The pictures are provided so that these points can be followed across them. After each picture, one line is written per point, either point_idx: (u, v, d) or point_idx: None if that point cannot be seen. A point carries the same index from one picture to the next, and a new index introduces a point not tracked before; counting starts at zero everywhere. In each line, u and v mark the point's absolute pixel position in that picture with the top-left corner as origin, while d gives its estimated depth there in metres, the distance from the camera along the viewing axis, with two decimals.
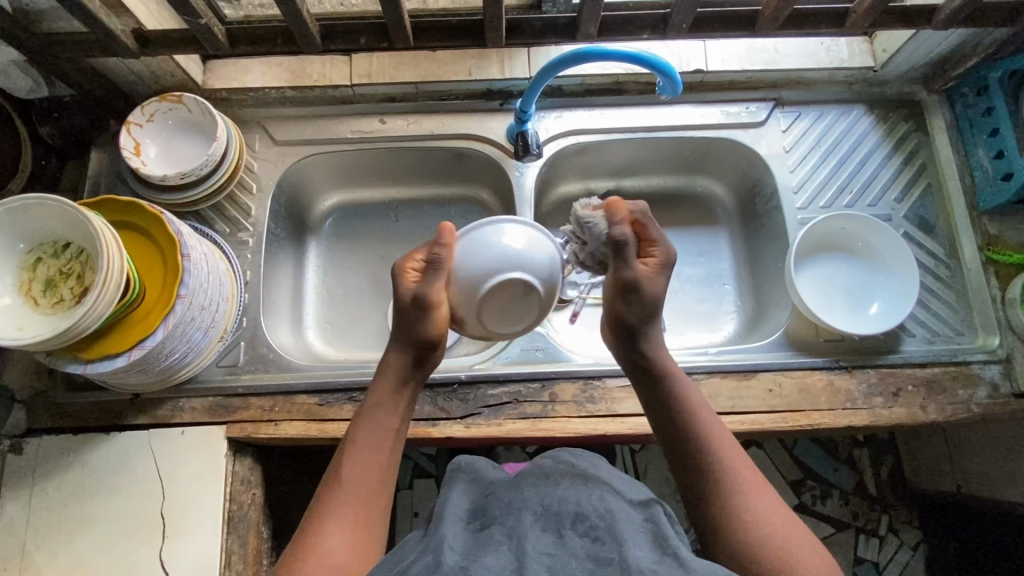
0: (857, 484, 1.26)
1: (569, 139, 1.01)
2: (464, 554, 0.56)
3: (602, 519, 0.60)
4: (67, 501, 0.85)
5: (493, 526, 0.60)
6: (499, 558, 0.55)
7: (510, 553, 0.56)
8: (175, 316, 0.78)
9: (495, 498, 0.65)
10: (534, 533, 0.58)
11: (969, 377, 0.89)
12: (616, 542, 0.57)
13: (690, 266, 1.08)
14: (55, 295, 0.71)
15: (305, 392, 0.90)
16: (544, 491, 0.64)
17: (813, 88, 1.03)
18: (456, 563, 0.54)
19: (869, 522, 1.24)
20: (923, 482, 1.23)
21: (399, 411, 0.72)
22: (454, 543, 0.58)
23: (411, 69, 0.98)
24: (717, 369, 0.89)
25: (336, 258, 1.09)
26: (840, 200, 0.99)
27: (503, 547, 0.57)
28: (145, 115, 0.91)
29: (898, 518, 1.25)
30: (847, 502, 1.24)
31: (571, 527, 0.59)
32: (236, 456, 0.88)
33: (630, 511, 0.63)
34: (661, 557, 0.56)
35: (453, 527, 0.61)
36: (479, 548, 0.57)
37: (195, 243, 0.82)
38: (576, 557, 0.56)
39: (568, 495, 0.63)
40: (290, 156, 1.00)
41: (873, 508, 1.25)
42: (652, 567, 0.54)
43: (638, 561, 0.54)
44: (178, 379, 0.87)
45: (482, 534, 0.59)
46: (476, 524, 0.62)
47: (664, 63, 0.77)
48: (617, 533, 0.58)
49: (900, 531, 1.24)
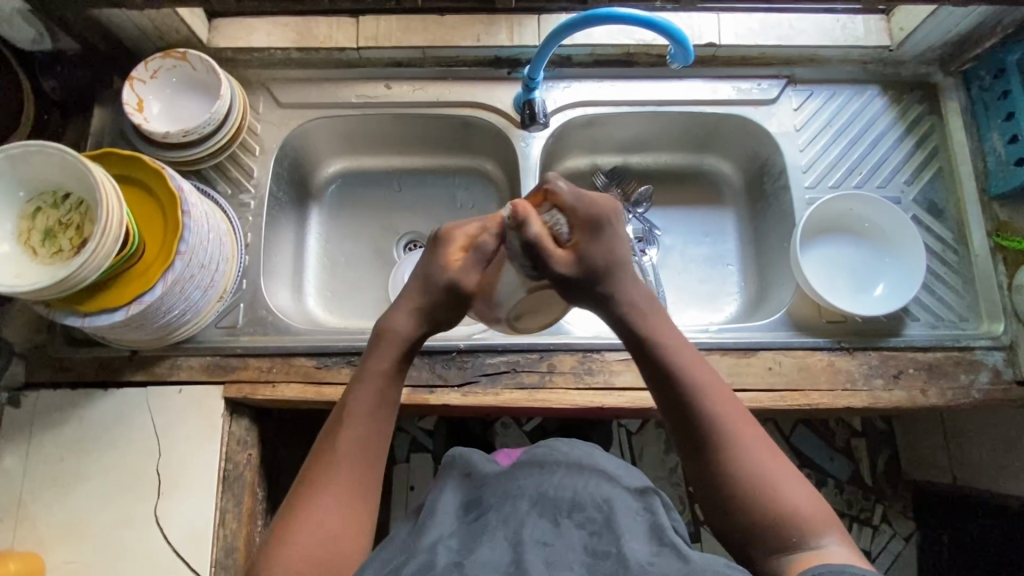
0: (852, 473, 1.26)
1: (578, 111, 1.00)
2: (459, 548, 0.58)
3: (599, 511, 0.62)
4: (64, 455, 0.85)
5: (489, 514, 0.63)
6: (495, 546, 0.58)
7: (506, 544, 0.58)
8: (175, 272, 0.77)
9: (490, 488, 0.67)
10: (532, 521, 0.60)
11: (971, 363, 0.89)
12: (613, 534, 0.58)
13: (694, 245, 1.07)
14: (54, 246, 0.71)
15: (303, 355, 0.89)
16: (540, 479, 0.65)
17: (827, 66, 1.01)
18: (449, 563, 0.55)
19: (863, 510, 1.24)
20: (919, 473, 1.23)
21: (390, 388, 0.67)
22: (449, 539, 0.60)
23: (420, 33, 0.96)
24: (717, 346, 0.89)
25: (337, 226, 1.08)
26: (849, 181, 0.97)
27: (500, 533, 0.59)
28: (149, 71, 0.90)
29: (892, 508, 1.25)
30: (841, 490, 1.24)
31: (567, 516, 0.61)
32: (233, 417, 0.88)
33: (626, 497, 0.65)
34: (659, 550, 0.57)
35: (449, 521, 0.63)
36: (475, 538, 0.59)
37: (196, 201, 0.81)
38: (574, 549, 0.58)
39: (566, 482, 0.65)
40: (294, 119, 0.99)
41: (868, 497, 1.25)
42: (649, 560, 0.55)
43: (636, 556, 0.55)
44: (176, 337, 0.87)
45: (478, 526, 0.61)
46: (471, 516, 0.64)
47: (677, 30, 0.75)
48: (614, 526, 0.59)
49: (893, 520, 1.24)
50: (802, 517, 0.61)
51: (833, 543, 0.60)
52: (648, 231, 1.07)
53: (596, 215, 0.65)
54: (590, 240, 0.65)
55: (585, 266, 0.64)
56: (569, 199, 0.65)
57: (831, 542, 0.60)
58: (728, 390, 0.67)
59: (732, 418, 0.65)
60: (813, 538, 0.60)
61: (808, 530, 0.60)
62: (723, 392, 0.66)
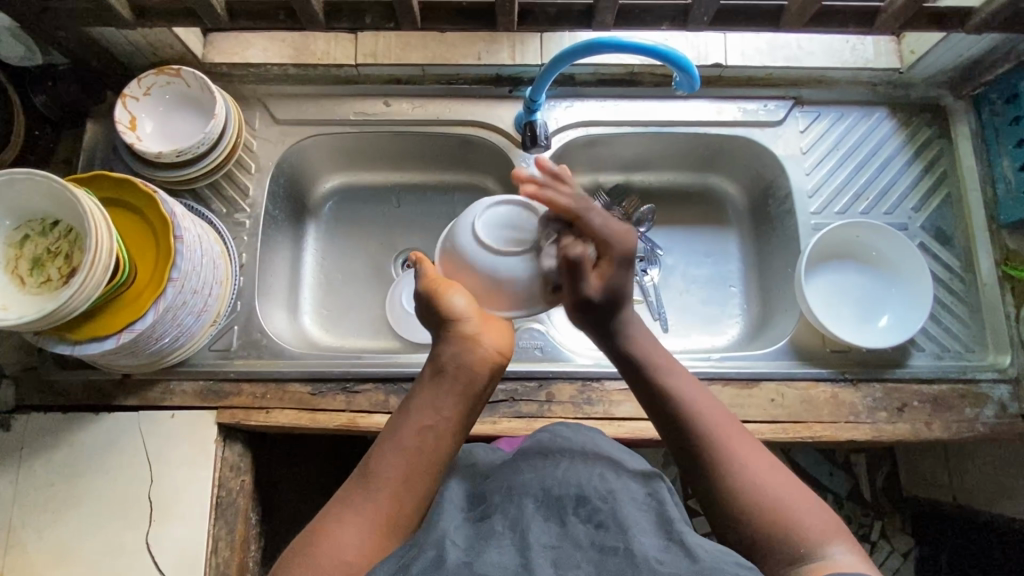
0: (852, 489, 1.25)
1: (579, 130, 0.98)
2: (466, 550, 0.51)
3: (605, 503, 0.55)
4: (55, 480, 0.84)
5: (493, 513, 0.56)
6: (502, 553, 0.51)
7: (513, 547, 0.51)
8: (166, 299, 0.75)
9: (493, 483, 0.60)
10: (536, 523, 0.53)
11: (977, 396, 0.87)
12: (620, 529, 0.52)
13: (696, 266, 1.06)
14: (42, 274, 0.69)
15: (298, 380, 0.88)
16: (542, 471, 0.59)
17: (836, 88, 0.98)
18: (460, 560, 0.50)
19: (862, 527, 1.24)
20: (918, 490, 1.23)
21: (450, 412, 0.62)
22: (455, 538, 0.53)
23: (419, 51, 0.95)
24: (719, 376, 0.87)
25: (335, 242, 1.06)
26: (855, 207, 0.96)
27: (506, 541, 0.52)
28: (142, 88, 0.88)
29: (891, 524, 1.24)
30: (841, 505, 1.24)
31: (573, 512, 0.54)
32: (226, 442, 0.87)
33: (633, 487, 0.58)
34: (668, 544, 0.51)
35: (453, 518, 0.56)
36: (481, 538, 0.53)
37: (189, 225, 0.79)
38: (581, 548, 0.51)
39: (570, 475, 0.58)
40: (291, 137, 0.97)
41: (866, 513, 1.24)
42: (658, 558, 0.49)
43: (644, 552, 0.50)
44: (169, 361, 0.85)
45: (483, 526, 0.54)
46: (475, 514, 0.57)
47: (682, 58, 0.73)
48: (621, 519, 0.53)
49: (891, 536, 1.24)
50: (805, 526, 0.57)
51: (844, 552, 0.55)
52: (650, 251, 1.04)
53: (627, 251, 0.63)
54: (619, 272, 0.64)
55: (611, 291, 0.64)
56: (601, 232, 0.62)
57: (842, 552, 0.55)
58: (714, 401, 0.66)
59: (721, 429, 0.64)
60: (823, 549, 0.55)
61: (815, 540, 0.56)
62: (709, 405, 0.65)
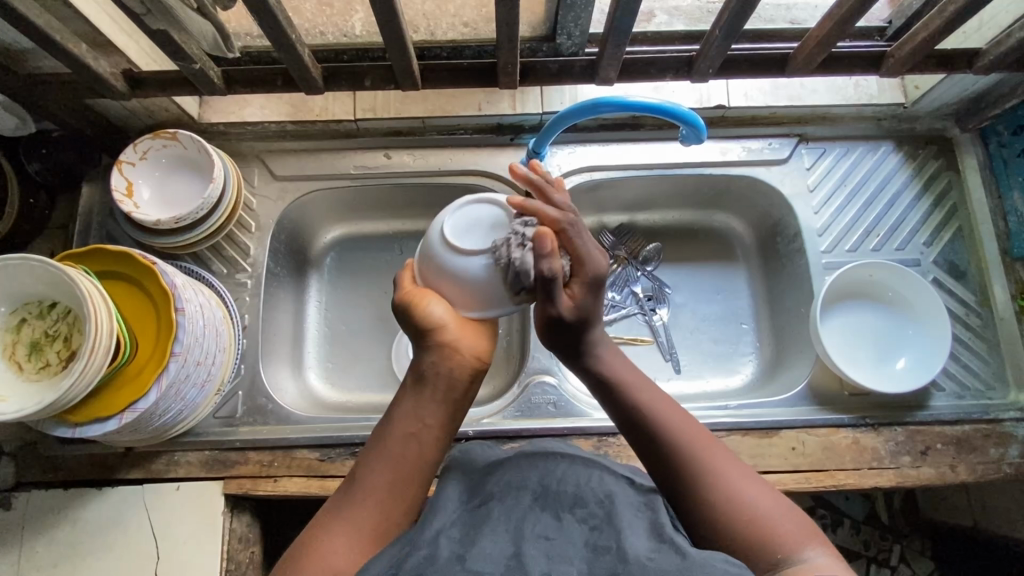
0: (869, 512, 1.14)
1: (584, 175, 0.96)
2: (459, 541, 0.50)
3: (601, 506, 0.53)
4: (57, 560, 0.81)
5: (491, 503, 0.54)
6: (496, 540, 0.49)
7: (507, 535, 0.50)
8: (169, 375, 0.73)
9: (491, 478, 0.58)
10: (530, 517, 0.52)
11: (1000, 436, 0.85)
12: (614, 529, 0.50)
13: (707, 303, 1.03)
14: (41, 360, 0.67)
15: (305, 447, 0.86)
16: (543, 469, 0.57)
17: (840, 124, 0.98)
18: (452, 554, 0.48)
19: (881, 552, 1.12)
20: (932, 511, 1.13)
21: (430, 417, 0.59)
22: (451, 532, 0.51)
23: (419, 102, 0.94)
24: (739, 426, 0.85)
25: (337, 294, 1.04)
26: (865, 244, 0.94)
27: (501, 528, 0.51)
28: (138, 153, 0.86)
29: (910, 548, 1.13)
30: (858, 530, 1.12)
31: (569, 509, 0.53)
32: (234, 513, 0.85)
33: (629, 492, 0.56)
34: (660, 546, 0.49)
35: (450, 511, 0.54)
36: (475, 529, 0.51)
37: (189, 295, 0.77)
38: (574, 545, 0.49)
39: (569, 475, 0.57)
40: (290, 193, 0.96)
41: (886, 537, 1.13)
42: (649, 556, 0.47)
43: (637, 552, 0.48)
44: (173, 433, 0.83)
45: (480, 514, 0.53)
46: (474, 502, 0.56)
47: (687, 113, 0.73)
48: (616, 520, 0.51)
49: (912, 561, 1.12)
50: (776, 531, 0.52)
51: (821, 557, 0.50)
52: (658, 289, 1.03)
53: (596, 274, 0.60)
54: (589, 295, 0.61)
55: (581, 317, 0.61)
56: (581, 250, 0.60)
57: (815, 554, 0.50)
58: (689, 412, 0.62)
59: (696, 438, 0.59)
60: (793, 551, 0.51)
61: (791, 543, 0.51)
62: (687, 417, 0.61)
